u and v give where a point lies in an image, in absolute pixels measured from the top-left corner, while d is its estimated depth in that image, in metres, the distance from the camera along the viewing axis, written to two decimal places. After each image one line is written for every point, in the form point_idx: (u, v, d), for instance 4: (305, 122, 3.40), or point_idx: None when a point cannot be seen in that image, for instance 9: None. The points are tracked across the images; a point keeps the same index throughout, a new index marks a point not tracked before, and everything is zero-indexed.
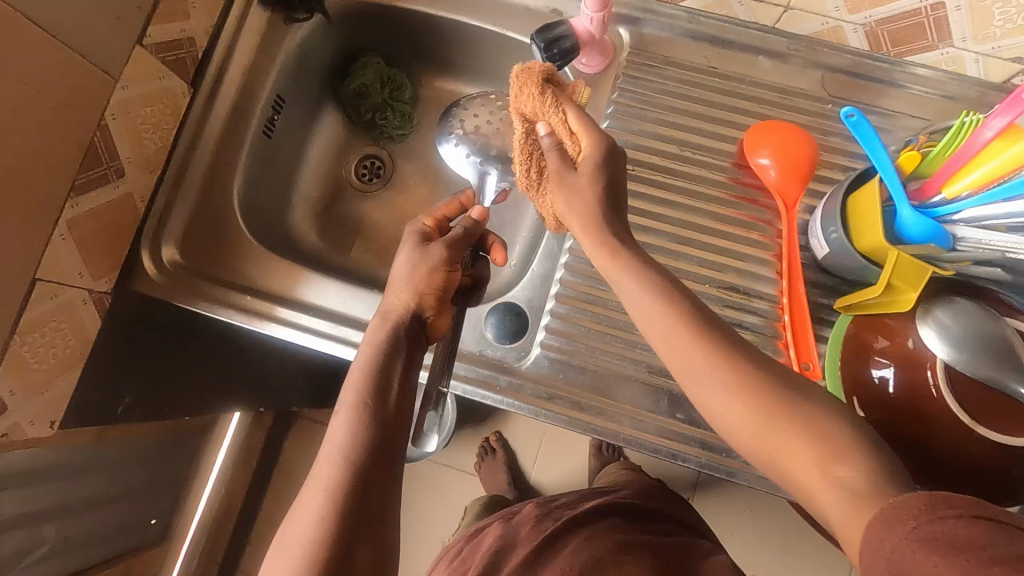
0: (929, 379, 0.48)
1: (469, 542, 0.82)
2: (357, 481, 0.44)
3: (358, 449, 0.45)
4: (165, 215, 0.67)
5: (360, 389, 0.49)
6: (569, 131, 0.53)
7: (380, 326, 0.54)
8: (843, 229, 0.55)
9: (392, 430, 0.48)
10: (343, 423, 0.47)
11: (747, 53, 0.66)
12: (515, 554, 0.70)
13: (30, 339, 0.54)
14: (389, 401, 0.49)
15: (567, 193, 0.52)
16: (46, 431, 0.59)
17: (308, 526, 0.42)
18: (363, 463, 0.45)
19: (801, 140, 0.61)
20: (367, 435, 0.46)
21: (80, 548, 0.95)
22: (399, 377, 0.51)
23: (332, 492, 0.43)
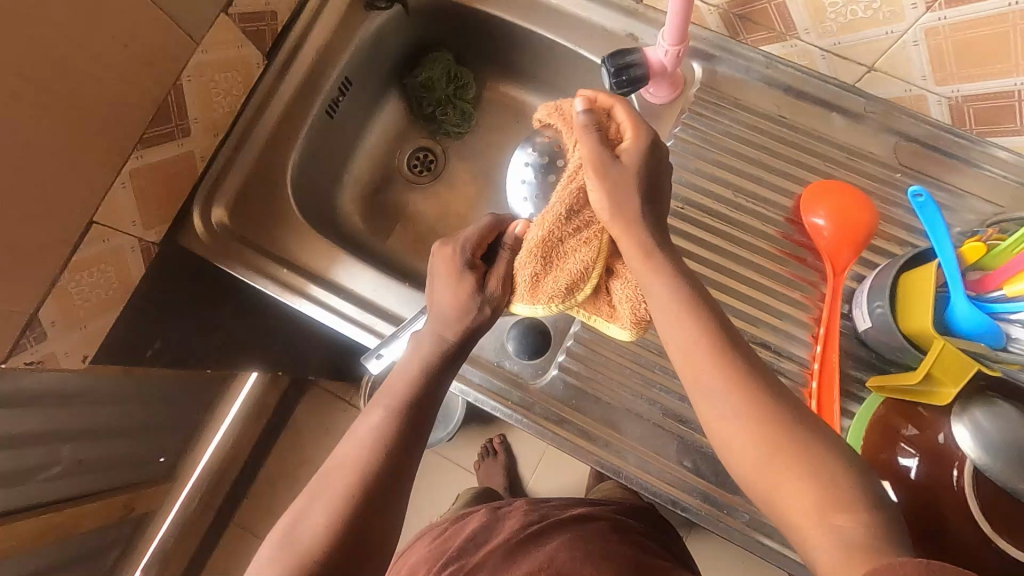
0: (955, 479, 0.46)
1: (455, 522, 0.83)
2: (376, 472, 0.47)
3: (382, 444, 0.48)
4: (220, 178, 0.69)
5: (394, 398, 0.51)
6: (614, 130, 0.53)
7: (424, 344, 0.53)
8: (889, 306, 0.52)
9: (416, 438, 0.50)
10: (371, 425, 0.50)
11: (821, 107, 0.65)
12: (489, 544, 0.72)
13: (79, 277, 0.57)
14: (420, 406, 0.51)
15: (612, 183, 0.50)
16: (78, 364, 0.61)
17: (324, 504, 0.46)
18: (376, 468, 0.47)
19: (861, 206, 0.59)
20: (394, 433, 0.49)
21: (92, 472, 0.99)
22: (437, 393, 0.52)
23: (353, 477, 0.47)
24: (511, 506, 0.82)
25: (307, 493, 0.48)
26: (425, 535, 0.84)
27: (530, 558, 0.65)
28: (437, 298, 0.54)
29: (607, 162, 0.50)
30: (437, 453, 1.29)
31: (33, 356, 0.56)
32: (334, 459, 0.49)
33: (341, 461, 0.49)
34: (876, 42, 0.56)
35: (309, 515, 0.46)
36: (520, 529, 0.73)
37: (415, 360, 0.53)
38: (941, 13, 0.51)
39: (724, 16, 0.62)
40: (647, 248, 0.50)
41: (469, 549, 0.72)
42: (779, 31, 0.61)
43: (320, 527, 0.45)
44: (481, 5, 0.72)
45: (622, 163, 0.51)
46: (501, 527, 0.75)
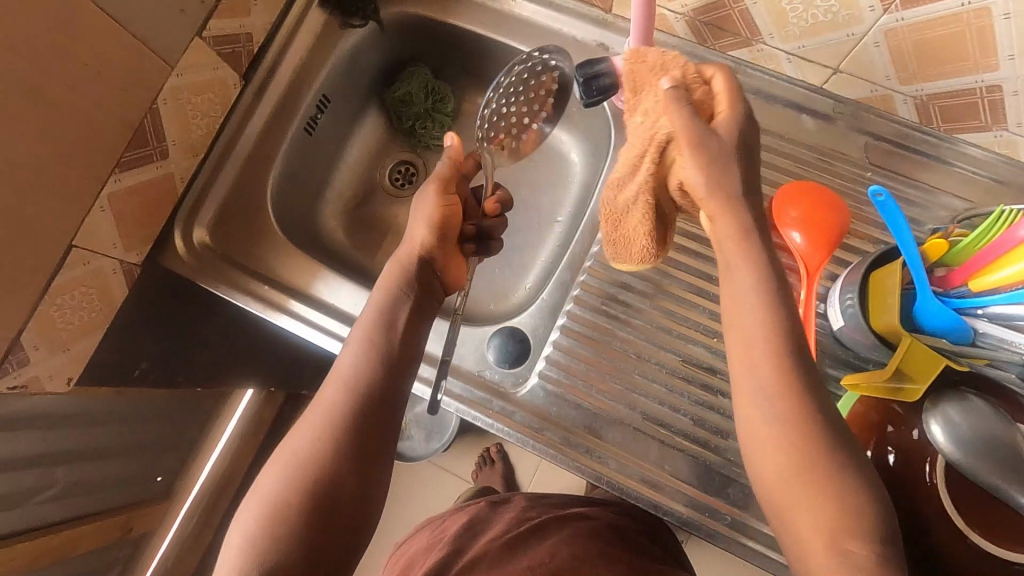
0: (927, 475, 0.46)
1: (451, 515, 0.82)
2: (359, 411, 0.49)
3: (364, 381, 0.51)
4: (201, 198, 0.70)
5: (369, 326, 0.55)
6: (710, 95, 0.51)
7: (395, 269, 0.58)
8: (859, 301, 0.53)
9: (392, 363, 0.53)
10: (351, 356, 0.53)
11: (790, 110, 0.65)
12: (488, 534, 0.72)
13: (60, 301, 0.57)
14: (401, 343, 0.54)
15: (694, 152, 0.49)
16: (63, 386, 0.62)
17: (308, 445, 0.48)
18: (357, 395, 0.50)
19: (832, 206, 0.60)
20: (375, 370, 0.52)
21: (87, 493, 0.99)
22: (415, 332, 0.55)
23: (336, 406, 0.50)
24: (511, 502, 0.81)
25: (292, 437, 0.49)
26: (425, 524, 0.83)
27: (531, 553, 0.65)
28: (411, 228, 0.60)
29: (707, 140, 0.48)
30: (434, 464, 1.29)
31: (17, 380, 0.57)
32: (317, 401, 0.52)
33: (325, 395, 0.51)
34: (839, 46, 0.57)
35: (291, 459, 0.47)
36: (516, 525, 0.72)
37: (389, 290, 0.57)
38: (898, 14, 0.51)
39: (690, 24, 0.63)
40: (741, 230, 0.49)
41: (465, 541, 0.71)
42: (744, 37, 0.61)
43: (304, 467, 0.46)
44: (455, 20, 0.73)
45: (711, 135, 0.49)
46: (500, 520, 0.75)
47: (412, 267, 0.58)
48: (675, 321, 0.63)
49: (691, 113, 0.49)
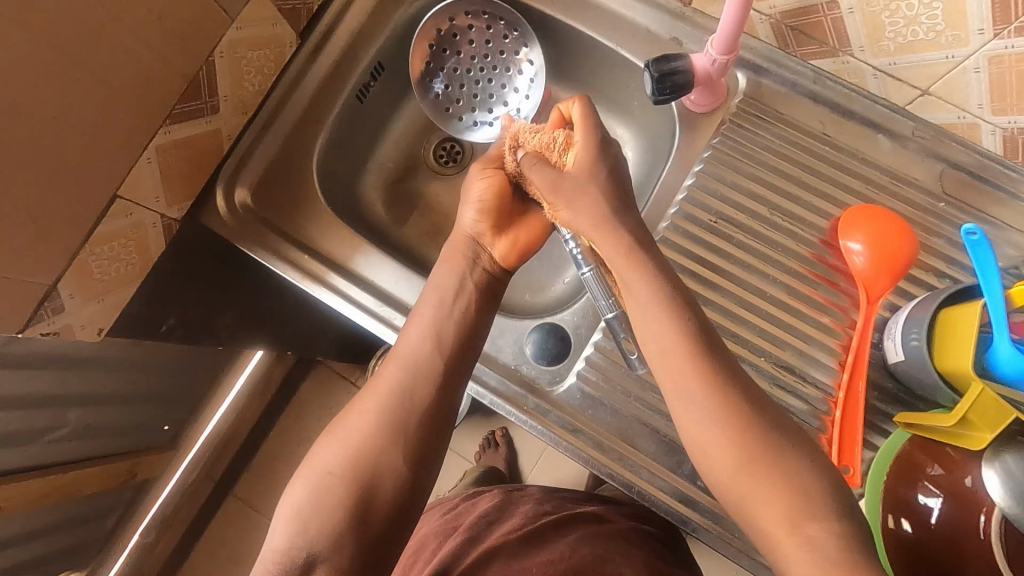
0: (980, 525, 0.44)
1: (466, 500, 0.83)
2: (412, 397, 0.51)
3: (422, 367, 0.52)
4: (246, 157, 0.68)
5: (431, 307, 0.55)
6: (548, 148, 0.57)
7: (452, 252, 0.58)
8: (926, 340, 0.51)
9: (457, 352, 0.53)
10: (414, 340, 0.54)
11: (867, 128, 0.62)
12: (502, 525, 0.72)
13: (99, 251, 0.56)
14: (461, 331, 0.54)
15: (573, 197, 0.53)
16: (92, 336, 0.61)
17: (362, 425, 0.50)
18: (418, 384, 0.51)
19: (901, 234, 0.57)
20: (434, 356, 0.53)
21: (97, 437, 0.99)
22: (477, 316, 0.55)
23: (398, 392, 0.51)
24: (524, 492, 0.82)
25: (350, 412, 0.51)
26: (435, 507, 0.84)
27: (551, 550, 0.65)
28: (464, 204, 0.60)
29: (567, 180, 0.53)
30: None
31: (51, 327, 0.56)
32: (377, 378, 0.53)
33: (386, 374, 0.52)
34: (934, 67, 0.54)
35: (351, 434, 0.50)
36: (532, 519, 0.72)
37: (453, 271, 0.57)
38: (1008, 41, 0.48)
39: (775, 27, 0.60)
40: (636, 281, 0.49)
41: (479, 531, 0.71)
42: (831, 46, 0.58)
43: (357, 444, 0.49)
44: None
45: (569, 175, 0.53)
46: (514, 511, 0.75)
47: (465, 248, 0.58)
48: (727, 337, 0.60)
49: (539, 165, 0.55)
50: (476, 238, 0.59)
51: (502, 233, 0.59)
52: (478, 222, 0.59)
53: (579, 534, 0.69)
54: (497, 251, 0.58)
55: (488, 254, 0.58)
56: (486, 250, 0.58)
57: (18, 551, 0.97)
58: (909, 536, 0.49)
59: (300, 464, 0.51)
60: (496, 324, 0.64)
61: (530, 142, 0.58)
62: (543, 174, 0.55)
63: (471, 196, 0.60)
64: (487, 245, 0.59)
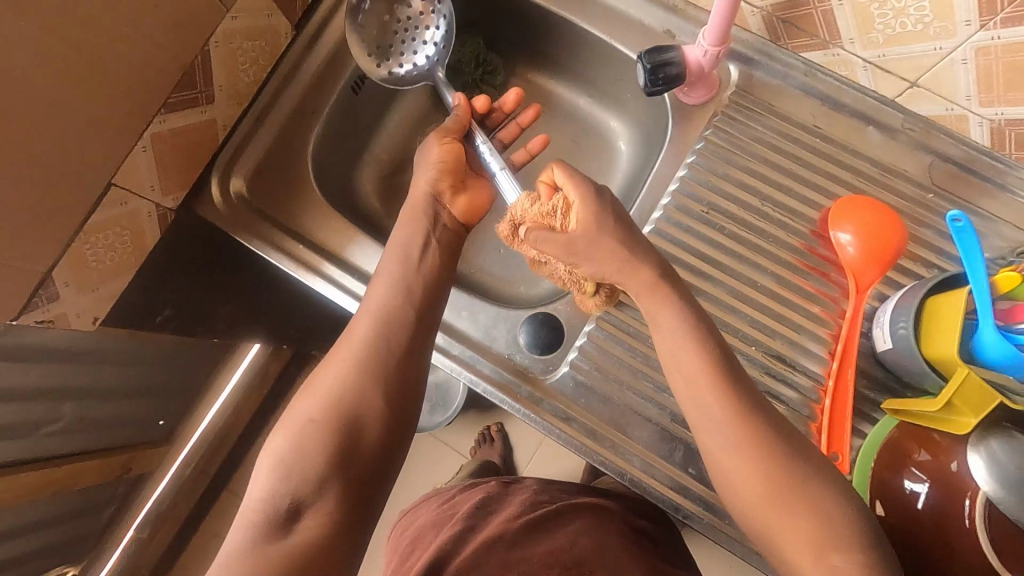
0: (966, 509, 0.45)
1: (463, 490, 0.83)
2: (386, 343, 0.52)
3: (395, 315, 0.53)
4: (241, 147, 0.68)
5: (398, 262, 0.56)
6: (548, 210, 0.54)
7: (411, 211, 0.59)
8: (913, 329, 0.51)
9: (429, 301, 0.55)
10: (383, 293, 0.54)
11: (857, 120, 0.63)
12: (500, 515, 0.73)
13: (94, 240, 0.56)
14: (430, 281, 0.56)
15: (591, 254, 0.52)
16: (88, 325, 0.61)
17: (337, 374, 0.51)
18: (392, 331, 0.52)
19: (890, 224, 0.58)
20: (405, 306, 0.54)
21: (92, 431, 0.99)
22: (441, 270, 0.57)
23: (371, 341, 0.52)
24: (521, 483, 0.82)
25: (325, 364, 0.52)
26: (433, 496, 0.85)
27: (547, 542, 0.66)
28: (420, 166, 0.61)
29: (588, 235, 0.52)
30: (434, 437, 1.31)
31: (46, 314, 0.56)
32: (349, 333, 0.53)
33: (359, 327, 0.53)
34: (922, 59, 0.55)
35: (328, 383, 0.50)
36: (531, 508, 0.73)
37: (415, 229, 0.58)
38: (994, 33, 0.49)
39: (767, 20, 0.60)
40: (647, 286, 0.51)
41: (477, 520, 0.72)
42: (821, 39, 0.59)
43: (334, 392, 0.50)
44: None
45: (579, 236, 0.52)
46: (512, 501, 0.76)
47: (426, 204, 0.59)
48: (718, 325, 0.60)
49: (545, 233, 0.53)
50: (433, 196, 0.59)
51: (459, 193, 0.61)
52: (437, 180, 0.59)
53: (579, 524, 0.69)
54: (454, 208, 0.60)
55: (447, 211, 0.60)
56: (445, 204, 0.60)
57: (12, 545, 0.97)
58: (896, 522, 0.50)
59: (279, 420, 0.51)
60: (491, 314, 0.64)
61: (517, 235, 0.56)
62: (553, 239, 0.53)
63: (428, 153, 0.61)
64: (446, 202, 0.60)
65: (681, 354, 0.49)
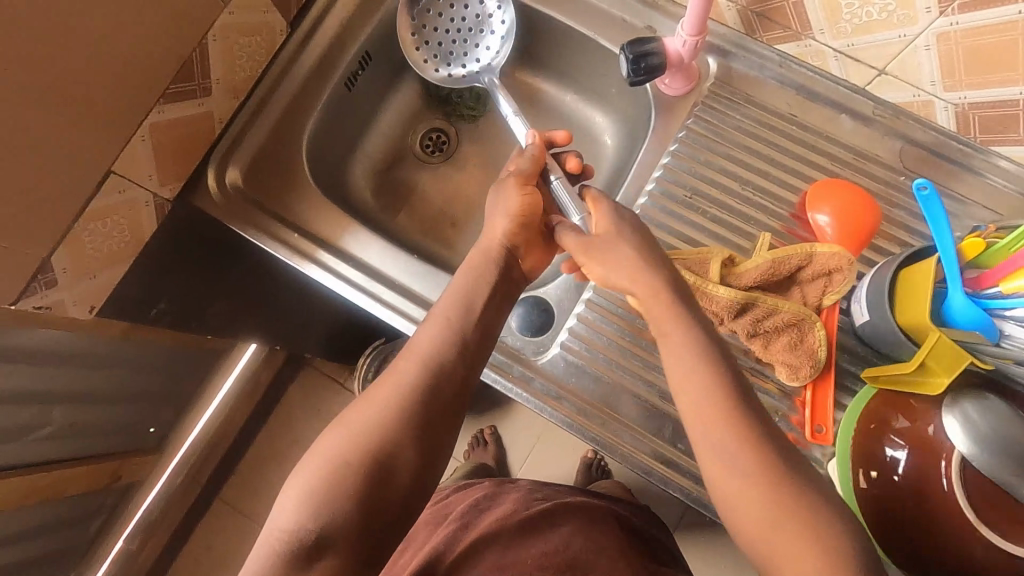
0: (942, 470, 0.47)
1: (457, 492, 0.85)
2: (430, 391, 0.51)
3: (442, 363, 0.52)
4: (238, 140, 0.70)
5: (451, 305, 0.56)
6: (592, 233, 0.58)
7: (479, 257, 0.60)
8: (888, 299, 0.54)
9: (479, 354, 0.54)
10: (434, 334, 0.53)
11: (830, 109, 0.66)
12: (491, 513, 0.74)
13: (93, 227, 0.57)
14: (481, 328, 0.55)
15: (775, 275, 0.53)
16: (85, 314, 0.63)
17: (373, 415, 0.49)
18: (438, 380, 0.51)
19: (865, 205, 0.61)
20: (453, 352, 0.53)
21: (81, 437, 0.99)
22: (491, 315, 0.56)
23: (417, 388, 0.50)
24: (516, 484, 0.83)
25: (360, 405, 0.50)
26: (427, 497, 0.86)
27: (541, 539, 0.66)
28: (494, 214, 0.62)
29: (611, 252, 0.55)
30: None
31: (44, 302, 0.57)
32: (391, 374, 0.52)
33: (400, 369, 0.52)
34: (889, 46, 0.58)
35: (361, 426, 0.48)
36: (524, 506, 0.74)
37: (476, 275, 0.58)
38: (954, 18, 0.52)
39: (742, 14, 0.64)
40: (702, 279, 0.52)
41: (469, 519, 0.73)
42: (794, 31, 0.62)
43: (370, 432, 0.48)
44: None
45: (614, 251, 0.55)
46: (504, 499, 0.77)
47: (498, 256, 0.60)
48: None
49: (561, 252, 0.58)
50: (510, 248, 0.60)
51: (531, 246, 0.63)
52: (512, 233, 0.61)
53: (573, 524, 0.70)
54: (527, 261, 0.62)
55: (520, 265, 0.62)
56: (519, 259, 0.61)
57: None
58: (879, 491, 0.52)
59: (308, 449, 0.49)
60: None
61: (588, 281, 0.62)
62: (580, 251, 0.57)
63: (506, 202, 0.62)
64: (519, 256, 0.61)
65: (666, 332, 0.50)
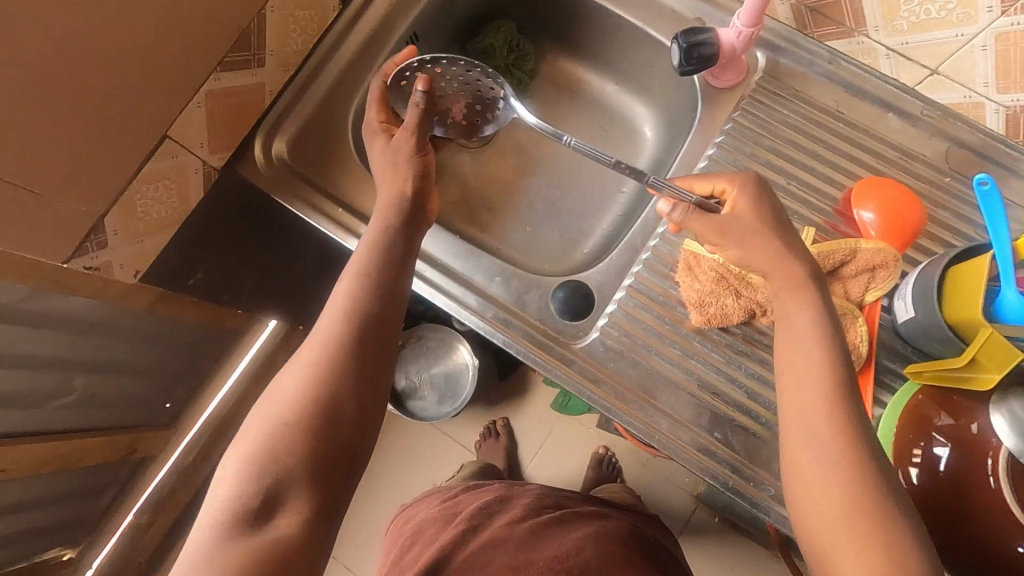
0: (989, 467, 0.48)
1: (464, 491, 0.85)
2: (354, 339, 0.51)
3: (360, 312, 0.53)
4: (285, 113, 0.70)
5: (365, 257, 0.56)
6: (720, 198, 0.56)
7: (385, 210, 0.60)
8: (936, 296, 0.54)
9: (394, 298, 0.55)
10: (346, 287, 0.54)
11: (877, 107, 0.66)
12: (501, 516, 0.73)
13: (146, 190, 0.59)
14: (394, 278, 0.55)
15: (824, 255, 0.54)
16: (130, 278, 0.65)
17: (305, 371, 0.50)
18: (359, 327, 0.52)
19: (911, 203, 0.61)
20: (372, 301, 0.53)
21: (99, 407, 0.98)
22: (401, 261, 0.57)
23: (340, 338, 0.51)
24: (524, 488, 0.83)
25: (292, 364, 0.51)
26: (433, 494, 0.86)
27: (554, 544, 0.66)
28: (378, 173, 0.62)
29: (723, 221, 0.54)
30: (441, 430, 1.32)
31: (94, 262, 0.59)
32: (316, 330, 0.53)
33: (323, 324, 0.53)
34: (945, 45, 0.58)
35: (296, 382, 0.49)
36: (534, 512, 0.74)
37: (383, 228, 0.58)
38: (1016, 18, 0.53)
39: (795, 9, 0.64)
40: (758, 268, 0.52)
41: (480, 520, 0.73)
42: (848, 27, 0.62)
43: (302, 392, 0.49)
44: None
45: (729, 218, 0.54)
46: (514, 503, 0.77)
47: (401, 205, 0.60)
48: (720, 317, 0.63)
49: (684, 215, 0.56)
50: (406, 196, 0.60)
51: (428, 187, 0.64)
52: (387, 183, 0.61)
53: (584, 532, 0.70)
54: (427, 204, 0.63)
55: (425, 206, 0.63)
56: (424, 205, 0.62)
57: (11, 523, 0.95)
58: (921, 488, 0.52)
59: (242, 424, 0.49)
60: (524, 281, 0.66)
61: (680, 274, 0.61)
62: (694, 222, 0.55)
63: (377, 151, 0.63)
64: (423, 204, 0.62)
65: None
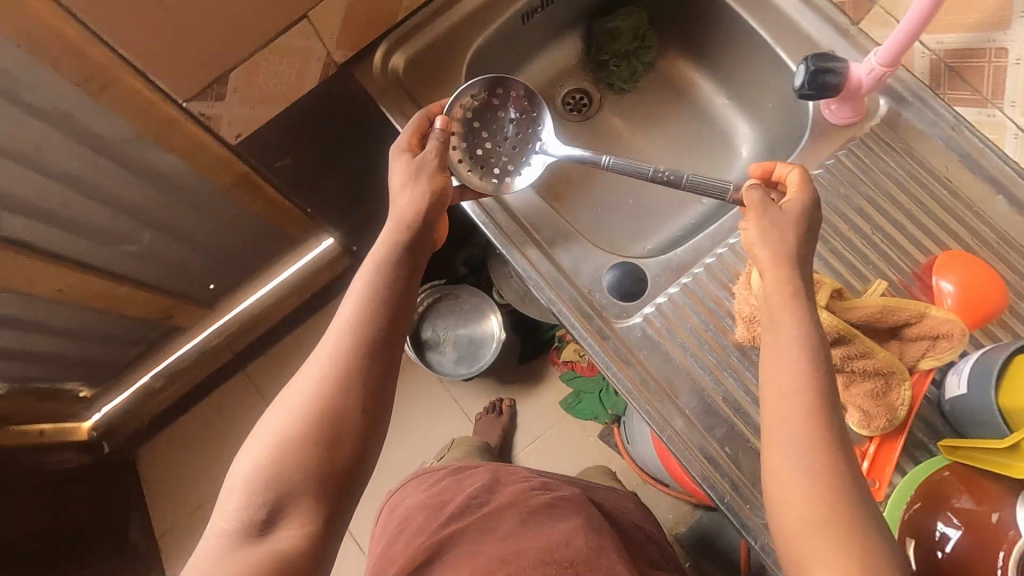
0: (998, 559, 0.46)
1: (452, 474, 0.82)
2: (358, 363, 0.52)
3: (363, 337, 0.53)
4: (412, 32, 0.72)
5: (369, 282, 0.55)
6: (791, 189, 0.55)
7: (390, 234, 0.58)
8: (994, 379, 0.52)
9: (396, 324, 0.55)
10: (349, 310, 0.54)
11: (988, 185, 0.64)
12: (491, 507, 0.73)
13: (270, 60, 0.62)
14: (397, 305, 0.55)
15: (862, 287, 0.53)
16: (231, 138, 0.68)
17: (310, 391, 0.51)
18: (360, 350, 0.52)
19: (994, 285, 0.58)
20: (374, 321, 0.53)
21: (156, 266, 1.00)
22: (404, 285, 0.56)
23: (342, 362, 0.52)
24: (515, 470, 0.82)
25: (297, 380, 0.52)
26: (420, 477, 0.84)
27: (546, 536, 0.67)
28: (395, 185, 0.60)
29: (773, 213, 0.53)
30: (450, 391, 1.33)
31: (208, 110, 0.63)
32: (321, 347, 0.53)
33: (326, 346, 0.53)
34: None
35: (298, 402, 0.51)
36: (527, 502, 0.74)
37: (388, 254, 0.57)
38: None
39: (934, 64, 0.63)
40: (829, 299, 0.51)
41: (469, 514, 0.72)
42: (982, 96, 0.61)
43: (303, 413, 0.50)
44: None
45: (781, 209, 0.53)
46: (504, 489, 0.76)
47: (416, 231, 0.58)
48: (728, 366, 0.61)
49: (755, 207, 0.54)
50: (426, 221, 0.58)
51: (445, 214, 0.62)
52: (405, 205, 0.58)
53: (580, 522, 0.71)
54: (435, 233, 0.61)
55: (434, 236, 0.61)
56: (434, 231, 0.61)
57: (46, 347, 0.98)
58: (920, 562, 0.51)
59: (251, 432, 0.52)
60: (583, 249, 0.67)
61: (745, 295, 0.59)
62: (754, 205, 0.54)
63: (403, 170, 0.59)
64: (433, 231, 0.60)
65: (778, 332, 0.49)
